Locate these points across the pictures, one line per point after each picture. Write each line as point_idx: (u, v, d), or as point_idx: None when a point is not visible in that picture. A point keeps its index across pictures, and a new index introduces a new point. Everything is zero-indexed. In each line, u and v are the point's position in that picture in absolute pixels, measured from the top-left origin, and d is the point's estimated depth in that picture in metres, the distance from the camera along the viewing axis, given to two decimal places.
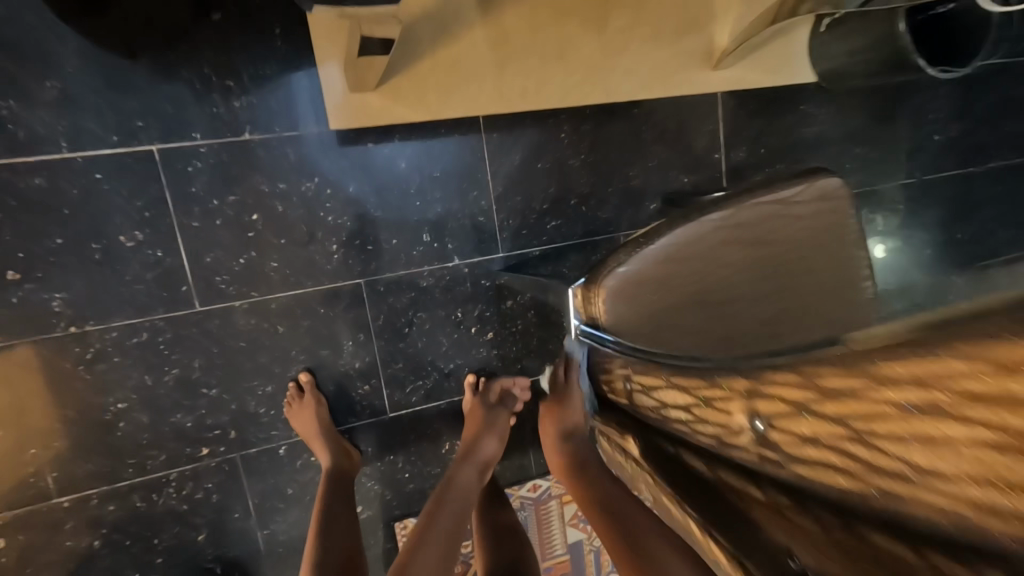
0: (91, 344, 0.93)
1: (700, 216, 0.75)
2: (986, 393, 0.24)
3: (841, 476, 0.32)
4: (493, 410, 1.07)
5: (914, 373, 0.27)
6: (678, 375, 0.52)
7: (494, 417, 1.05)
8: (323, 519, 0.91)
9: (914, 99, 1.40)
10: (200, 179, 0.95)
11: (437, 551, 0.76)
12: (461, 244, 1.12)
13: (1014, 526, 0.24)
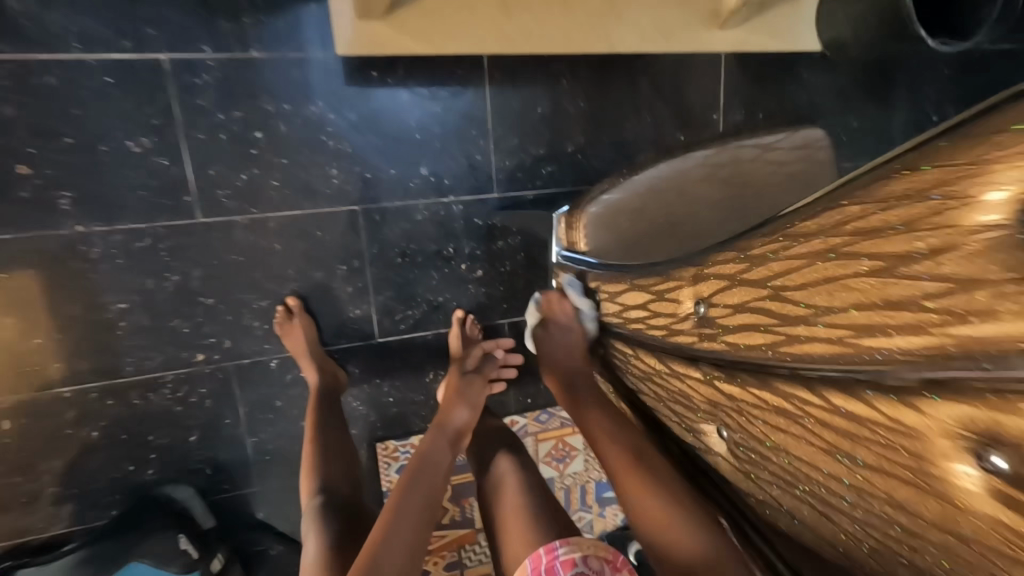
0: (95, 244, 0.97)
1: (685, 154, 0.79)
2: (867, 226, 0.29)
3: (759, 333, 0.37)
4: (464, 380, 0.99)
5: (815, 225, 0.33)
6: (635, 278, 0.58)
7: (467, 383, 0.98)
8: (318, 425, 0.94)
9: (916, 78, 1.41)
10: (207, 92, 0.98)
11: (407, 535, 0.67)
12: (457, 181, 1.15)
13: (879, 341, 0.28)
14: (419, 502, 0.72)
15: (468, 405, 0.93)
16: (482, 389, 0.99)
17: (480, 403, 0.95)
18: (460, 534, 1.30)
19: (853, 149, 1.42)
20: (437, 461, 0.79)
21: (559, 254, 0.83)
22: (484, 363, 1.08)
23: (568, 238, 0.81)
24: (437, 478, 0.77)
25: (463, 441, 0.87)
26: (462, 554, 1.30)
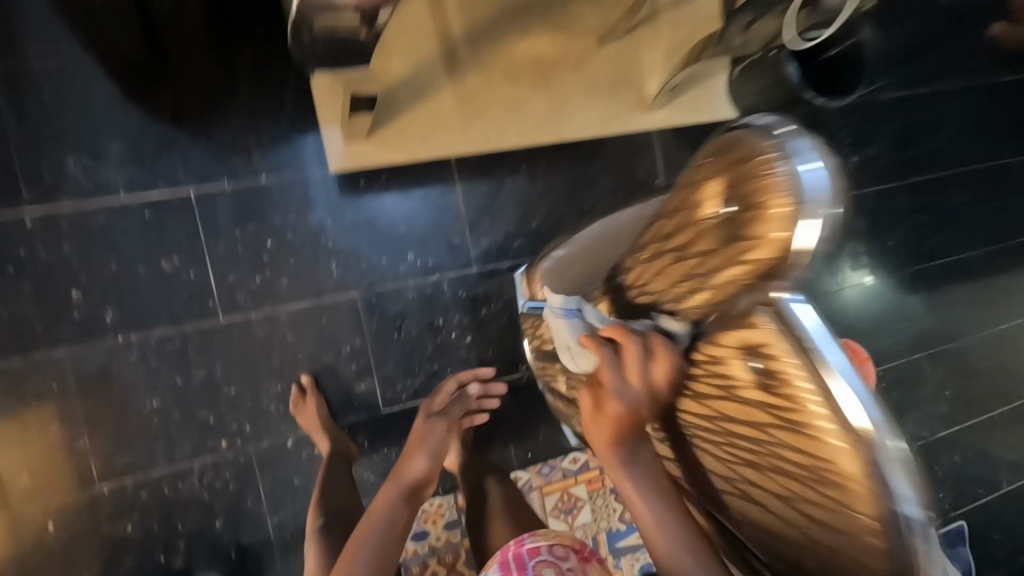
0: (133, 351, 1.13)
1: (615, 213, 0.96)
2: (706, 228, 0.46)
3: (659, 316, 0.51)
4: (427, 424, 1.08)
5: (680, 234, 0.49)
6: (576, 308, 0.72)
7: (430, 427, 1.06)
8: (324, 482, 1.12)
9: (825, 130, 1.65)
10: (226, 214, 1.18)
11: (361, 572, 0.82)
12: (441, 262, 1.33)
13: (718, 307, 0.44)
14: (374, 545, 0.86)
15: (429, 456, 1.00)
16: (449, 428, 1.08)
17: (442, 449, 1.02)
18: None
19: None
20: (394, 509, 0.91)
21: (524, 306, 0.98)
22: (451, 403, 1.16)
23: (529, 292, 0.96)
24: (395, 523, 0.89)
25: (423, 491, 0.96)
26: None
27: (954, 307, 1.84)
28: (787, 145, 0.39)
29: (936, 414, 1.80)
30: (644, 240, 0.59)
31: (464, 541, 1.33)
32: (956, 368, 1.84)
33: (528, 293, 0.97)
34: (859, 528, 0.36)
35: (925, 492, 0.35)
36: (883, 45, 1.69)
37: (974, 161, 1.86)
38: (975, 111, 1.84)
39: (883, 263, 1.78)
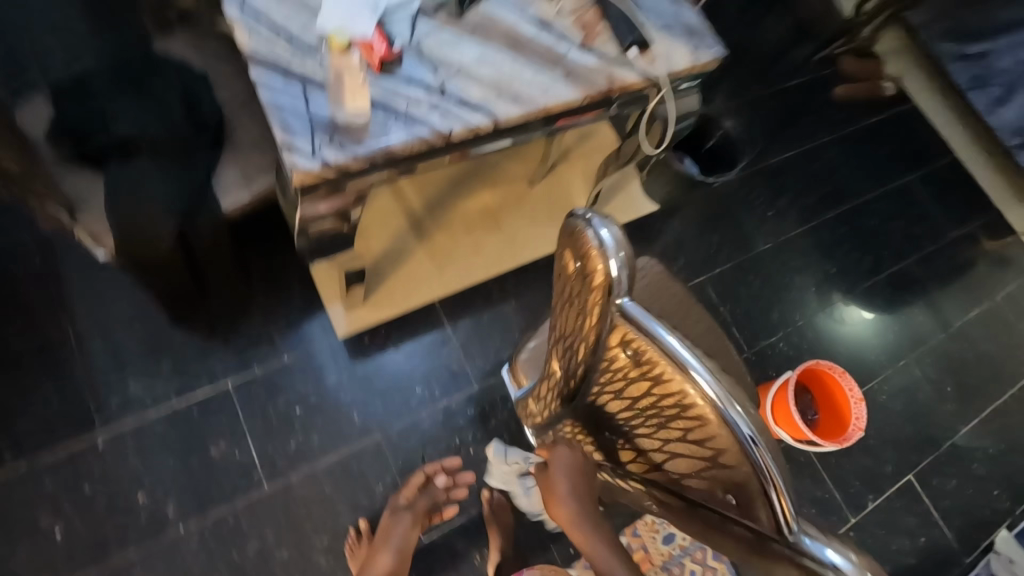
0: (194, 537, 1.26)
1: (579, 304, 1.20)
2: (585, 281, 0.60)
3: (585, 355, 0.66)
4: (391, 519, 1.23)
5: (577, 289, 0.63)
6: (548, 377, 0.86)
7: (392, 522, 1.22)
8: None
9: (734, 201, 1.98)
10: (260, 395, 1.40)
11: None
12: (446, 390, 1.51)
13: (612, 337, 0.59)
14: None
15: (393, 551, 1.18)
16: (405, 520, 1.22)
17: (402, 546, 1.18)
18: None
19: (720, 257, 1.90)
20: None
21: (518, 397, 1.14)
22: (418, 496, 1.27)
23: (518, 384, 1.13)
24: None
25: None
26: None
27: (918, 311, 2.01)
28: (600, 235, 0.57)
29: (946, 413, 1.87)
30: (553, 310, 0.74)
31: None
32: (946, 364, 1.95)
33: (518, 384, 1.14)
34: (736, 468, 0.52)
35: (761, 425, 0.50)
36: (750, 130, 2.11)
37: (873, 187, 2.17)
38: (853, 151, 2.21)
39: (838, 291, 1.97)
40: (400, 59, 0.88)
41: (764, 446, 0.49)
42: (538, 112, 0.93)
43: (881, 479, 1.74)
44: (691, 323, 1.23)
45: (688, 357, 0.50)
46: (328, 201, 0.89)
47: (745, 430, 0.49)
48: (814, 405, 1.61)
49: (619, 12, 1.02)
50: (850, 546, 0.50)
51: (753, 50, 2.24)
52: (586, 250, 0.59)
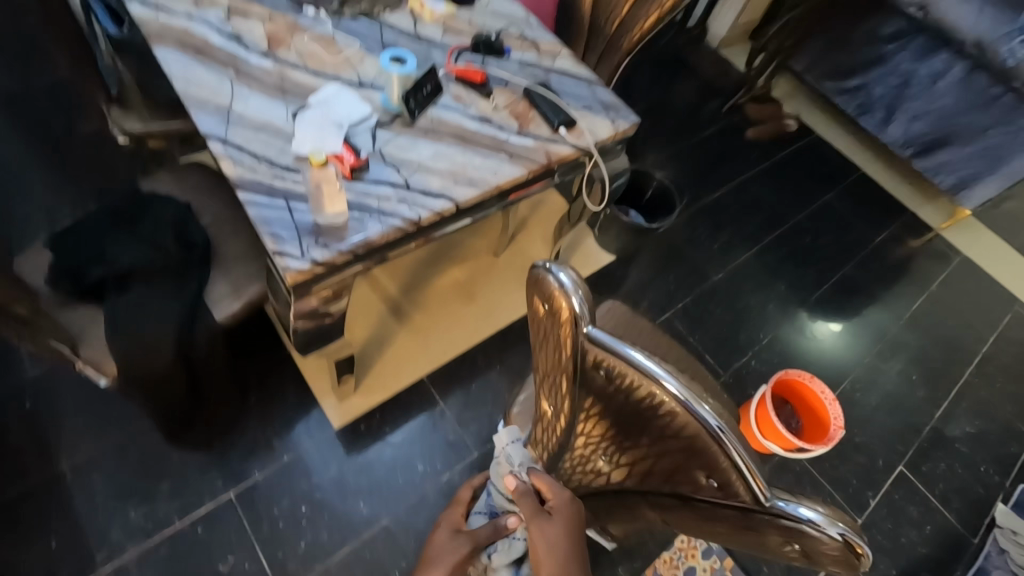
0: None
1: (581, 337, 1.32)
2: (555, 318, 0.71)
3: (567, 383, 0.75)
4: None
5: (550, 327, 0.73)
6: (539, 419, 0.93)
7: None
8: None
9: (683, 240, 2.18)
10: (263, 500, 1.40)
11: None
12: (446, 462, 1.55)
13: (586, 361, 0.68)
14: None
15: None
16: None
17: None
18: None
19: (681, 292, 2.06)
20: None
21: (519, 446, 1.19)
22: None
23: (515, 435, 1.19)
24: None
25: None
26: None
27: (868, 311, 2.18)
28: (561, 278, 0.68)
29: (918, 401, 1.99)
30: (533, 352, 0.83)
31: None
32: (906, 354, 2.09)
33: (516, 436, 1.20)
34: (709, 453, 0.61)
35: (720, 411, 0.60)
36: (682, 177, 2.36)
37: (800, 208, 2.41)
38: (775, 181, 2.47)
39: (794, 305, 2.13)
40: (367, 165, 1.02)
41: (729, 430, 0.58)
42: (492, 190, 1.08)
43: (876, 474, 1.81)
44: (661, 352, 1.33)
45: (653, 363, 0.60)
46: (317, 295, 0.99)
47: (711, 420, 0.58)
48: (795, 413, 1.70)
49: (544, 100, 1.21)
50: (817, 502, 0.59)
51: (668, 111, 2.55)
52: (551, 291, 0.70)
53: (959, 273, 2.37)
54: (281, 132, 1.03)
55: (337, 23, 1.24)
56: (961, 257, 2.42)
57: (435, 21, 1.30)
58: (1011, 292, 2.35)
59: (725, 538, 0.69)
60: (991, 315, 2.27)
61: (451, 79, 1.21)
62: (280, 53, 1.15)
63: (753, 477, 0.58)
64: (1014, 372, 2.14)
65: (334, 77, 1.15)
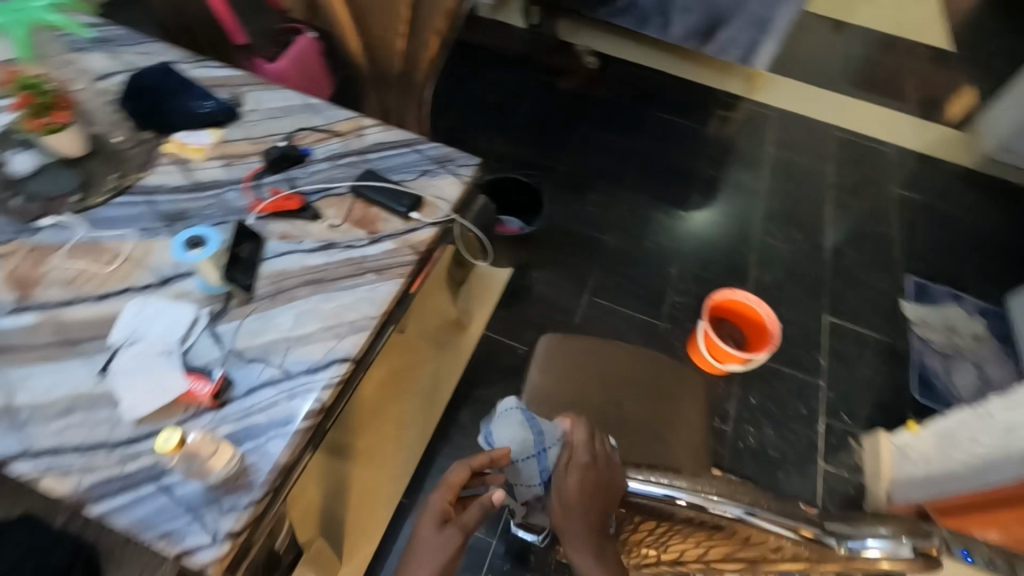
0: None
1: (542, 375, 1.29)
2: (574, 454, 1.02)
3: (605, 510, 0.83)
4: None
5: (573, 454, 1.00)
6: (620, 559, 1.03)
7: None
8: None
9: (560, 221, 2.17)
10: None
11: None
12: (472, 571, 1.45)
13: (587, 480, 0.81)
14: None
15: None
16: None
17: None
18: None
19: (587, 270, 2.06)
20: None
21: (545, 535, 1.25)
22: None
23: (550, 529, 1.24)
24: None
25: None
26: None
27: (735, 197, 2.34)
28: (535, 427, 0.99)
29: (808, 254, 2.20)
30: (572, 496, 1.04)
31: None
32: (780, 220, 2.29)
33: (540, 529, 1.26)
34: (754, 530, 0.63)
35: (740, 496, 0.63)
36: (526, 160, 2.34)
37: (638, 135, 2.50)
38: (604, 119, 2.52)
39: (679, 225, 2.22)
40: (229, 379, 0.83)
41: (756, 509, 0.62)
42: (380, 320, 0.94)
43: (812, 335, 1.98)
44: (612, 358, 1.31)
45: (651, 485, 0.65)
46: (259, 546, 0.82)
47: (735, 509, 0.62)
48: (732, 330, 1.80)
49: (378, 191, 1.07)
50: (874, 522, 0.64)
51: (481, 103, 2.50)
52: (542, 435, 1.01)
53: (780, 126, 2.61)
54: (97, 399, 0.80)
55: (90, 219, 0.98)
56: (776, 112, 2.66)
57: (210, 156, 1.09)
58: (822, 121, 2.64)
59: (817, 569, 0.73)
60: (819, 149, 2.54)
61: (266, 219, 1.02)
62: (40, 296, 0.89)
63: (801, 530, 0.62)
64: (856, 187, 2.43)
65: (124, 289, 0.91)
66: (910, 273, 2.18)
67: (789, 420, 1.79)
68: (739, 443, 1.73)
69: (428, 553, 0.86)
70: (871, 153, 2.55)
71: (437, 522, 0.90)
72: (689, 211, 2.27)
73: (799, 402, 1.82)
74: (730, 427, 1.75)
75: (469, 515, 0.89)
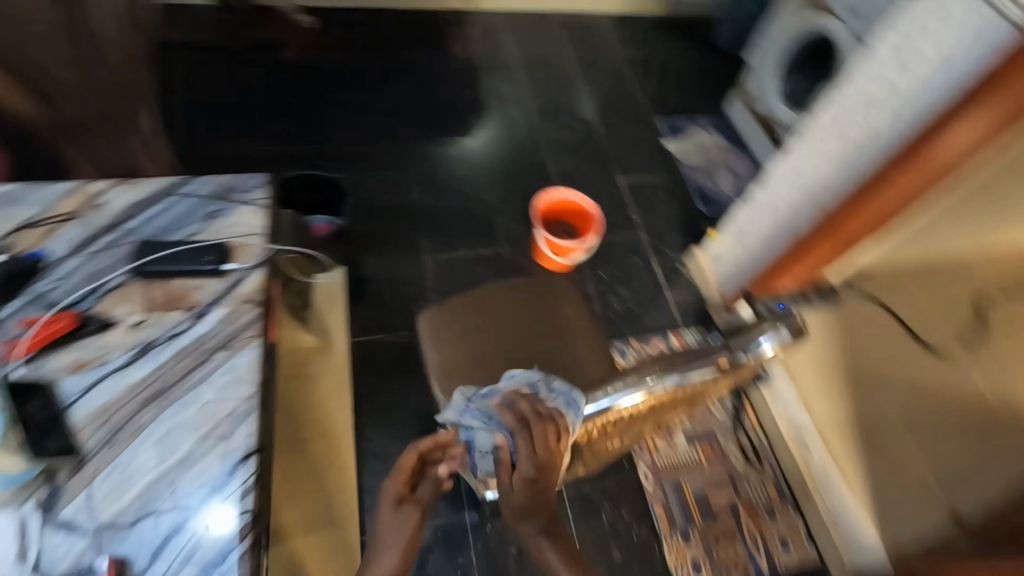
0: None
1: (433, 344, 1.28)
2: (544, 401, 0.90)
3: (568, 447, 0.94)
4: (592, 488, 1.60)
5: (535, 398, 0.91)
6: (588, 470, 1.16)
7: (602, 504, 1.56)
8: None
9: (363, 197, 2.05)
10: None
11: None
12: (460, 549, 1.47)
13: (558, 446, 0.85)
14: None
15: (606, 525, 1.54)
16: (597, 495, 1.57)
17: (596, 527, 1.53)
18: (742, 513, 1.59)
19: (413, 231, 2.01)
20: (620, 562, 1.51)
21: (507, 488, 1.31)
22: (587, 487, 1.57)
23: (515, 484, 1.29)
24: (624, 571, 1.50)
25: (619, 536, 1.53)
26: (761, 513, 1.60)
27: (505, 107, 2.44)
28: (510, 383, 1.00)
29: (583, 132, 2.43)
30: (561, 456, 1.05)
31: (696, 526, 1.56)
32: (550, 113, 2.47)
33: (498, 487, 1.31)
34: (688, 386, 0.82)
35: (671, 369, 0.81)
36: (294, 151, 2.12)
37: (392, 81, 2.39)
38: (351, 77, 2.36)
39: (472, 153, 2.25)
40: (126, 530, 0.79)
41: (683, 370, 0.81)
42: (260, 392, 0.90)
43: (618, 199, 2.26)
44: (486, 299, 1.35)
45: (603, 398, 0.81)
46: None
47: (672, 377, 0.80)
48: (559, 226, 1.97)
49: (170, 265, 0.97)
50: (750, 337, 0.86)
51: (209, 108, 2.15)
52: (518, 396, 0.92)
53: (510, 27, 2.73)
54: None
55: None
56: (501, 15, 2.75)
57: None
58: (541, 10, 2.82)
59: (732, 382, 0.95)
60: (550, 37, 2.74)
61: (55, 351, 0.89)
62: None
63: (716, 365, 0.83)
64: (591, 60, 2.71)
65: None
66: (659, 116, 2.56)
67: (634, 274, 2.06)
68: (608, 313, 1.96)
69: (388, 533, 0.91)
70: (589, 27, 2.83)
71: (393, 504, 0.93)
72: (473, 135, 2.32)
73: (633, 256, 2.10)
74: (595, 304, 1.97)
75: (422, 493, 0.96)
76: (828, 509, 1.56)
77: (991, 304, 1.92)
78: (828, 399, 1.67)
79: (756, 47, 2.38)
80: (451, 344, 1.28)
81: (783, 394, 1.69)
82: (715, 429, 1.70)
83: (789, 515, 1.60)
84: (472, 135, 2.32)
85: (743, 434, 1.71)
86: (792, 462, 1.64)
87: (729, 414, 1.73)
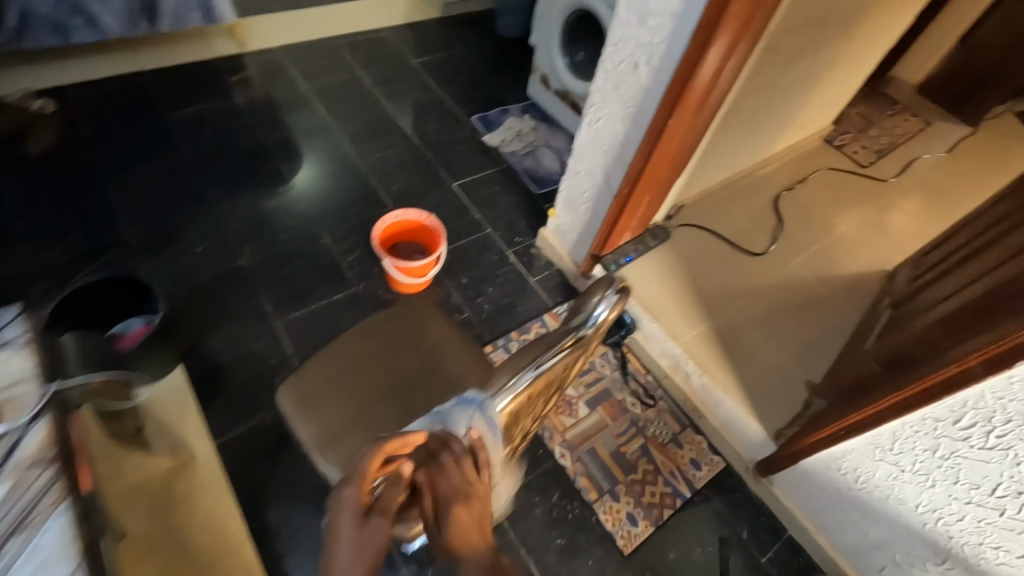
0: None
1: (302, 410, 1.18)
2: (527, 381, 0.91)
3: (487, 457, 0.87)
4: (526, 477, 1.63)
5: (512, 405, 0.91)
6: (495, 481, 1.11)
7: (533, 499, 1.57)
8: None
9: (185, 282, 1.82)
10: None
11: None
12: None
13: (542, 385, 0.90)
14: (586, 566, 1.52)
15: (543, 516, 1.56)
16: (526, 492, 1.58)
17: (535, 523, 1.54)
18: (655, 452, 1.70)
19: (254, 299, 1.83)
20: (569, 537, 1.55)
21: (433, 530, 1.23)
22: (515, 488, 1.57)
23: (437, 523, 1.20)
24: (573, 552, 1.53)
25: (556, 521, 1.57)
26: (671, 445, 1.72)
27: (316, 142, 2.31)
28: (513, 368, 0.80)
29: (405, 147, 2.40)
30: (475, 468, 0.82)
31: (621, 481, 1.64)
32: (365, 136, 2.39)
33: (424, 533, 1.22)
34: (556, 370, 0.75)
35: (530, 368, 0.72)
36: (80, 255, 1.81)
37: (178, 147, 2.14)
38: (126, 155, 2.07)
39: (295, 199, 2.10)
40: None
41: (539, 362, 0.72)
42: (85, 561, 0.73)
43: (458, 202, 2.27)
44: (347, 347, 1.27)
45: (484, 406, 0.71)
46: None
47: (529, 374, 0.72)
48: (407, 246, 1.93)
49: None
50: (592, 299, 0.77)
51: None
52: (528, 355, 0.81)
53: (295, 60, 2.59)
54: None
55: None
56: (281, 51, 2.60)
57: None
58: (323, 37, 2.72)
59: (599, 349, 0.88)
60: (341, 62, 2.65)
61: None
62: None
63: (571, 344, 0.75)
64: (390, 74, 2.67)
65: None
66: (472, 113, 2.61)
67: (494, 270, 2.08)
68: (483, 315, 1.97)
69: (342, 563, 0.57)
70: (378, 43, 2.79)
71: (357, 516, 0.62)
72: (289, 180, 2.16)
73: (490, 253, 2.13)
74: (469, 311, 1.96)
75: (390, 501, 0.63)
76: (720, 419, 1.72)
77: (782, 200, 2.27)
78: (686, 327, 1.85)
79: (535, 30, 2.53)
80: (324, 406, 1.18)
81: (653, 335, 1.83)
82: (609, 388, 1.80)
83: (693, 436, 1.75)
84: (289, 181, 2.16)
85: (634, 382, 1.83)
86: (680, 391, 1.78)
87: (616, 369, 1.84)
